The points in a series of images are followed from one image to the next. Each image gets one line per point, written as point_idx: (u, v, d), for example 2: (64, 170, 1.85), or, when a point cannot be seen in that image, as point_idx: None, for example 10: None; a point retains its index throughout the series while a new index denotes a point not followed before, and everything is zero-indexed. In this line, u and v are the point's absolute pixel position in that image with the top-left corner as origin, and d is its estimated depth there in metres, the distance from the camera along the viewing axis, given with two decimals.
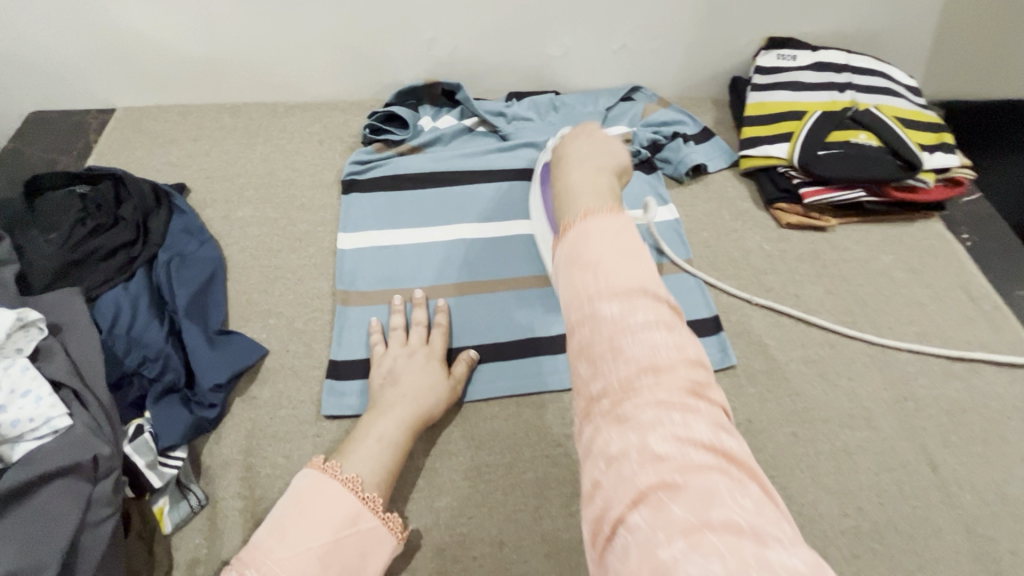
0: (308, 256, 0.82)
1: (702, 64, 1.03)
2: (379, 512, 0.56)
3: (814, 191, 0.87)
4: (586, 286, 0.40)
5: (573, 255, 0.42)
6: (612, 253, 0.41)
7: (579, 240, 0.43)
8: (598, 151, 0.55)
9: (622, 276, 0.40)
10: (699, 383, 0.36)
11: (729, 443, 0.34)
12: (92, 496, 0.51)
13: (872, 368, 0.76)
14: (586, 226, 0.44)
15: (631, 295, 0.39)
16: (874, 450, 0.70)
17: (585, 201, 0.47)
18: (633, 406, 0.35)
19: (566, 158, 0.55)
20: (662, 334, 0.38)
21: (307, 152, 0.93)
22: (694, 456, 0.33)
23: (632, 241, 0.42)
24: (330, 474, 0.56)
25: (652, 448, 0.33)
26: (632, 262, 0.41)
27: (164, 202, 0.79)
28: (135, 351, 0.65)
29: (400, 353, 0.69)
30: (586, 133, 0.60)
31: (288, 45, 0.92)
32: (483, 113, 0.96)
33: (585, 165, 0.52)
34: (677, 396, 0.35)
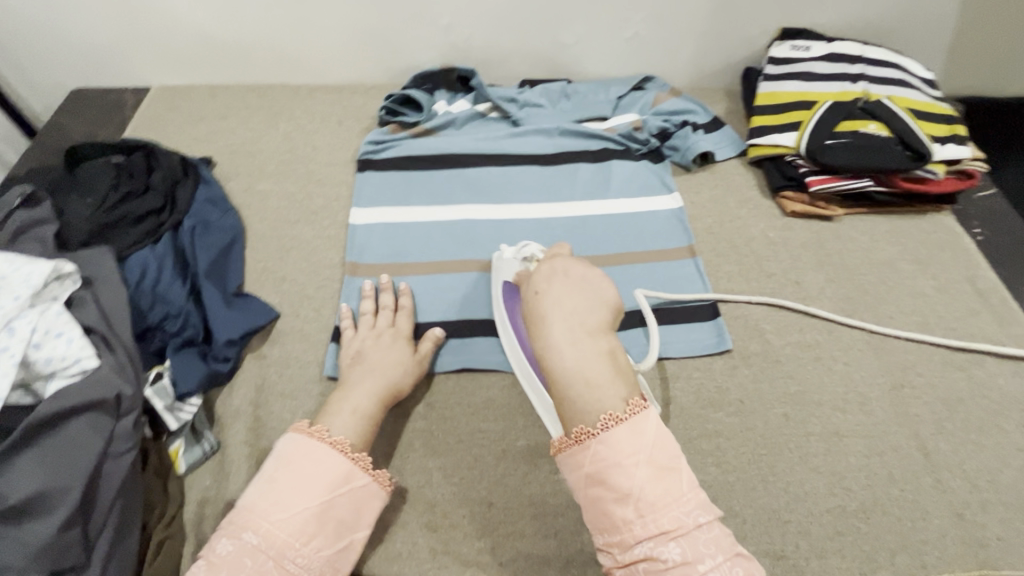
0: (322, 228, 0.86)
1: (715, 55, 1.04)
2: (370, 470, 0.57)
3: (821, 180, 0.88)
4: (631, 522, 0.48)
5: (603, 476, 0.50)
6: (649, 478, 0.49)
7: (610, 467, 0.50)
8: (586, 309, 0.59)
9: (665, 507, 0.48)
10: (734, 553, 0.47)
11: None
12: (114, 431, 0.56)
13: (870, 356, 0.76)
14: (612, 441, 0.50)
15: (679, 528, 0.47)
16: (865, 434, 0.70)
17: (600, 401, 0.53)
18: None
19: (548, 314, 0.59)
20: (706, 545, 0.46)
21: (326, 131, 0.98)
22: None
23: (661, 452, 0.50)
24: (317, 438, 0.56)
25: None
26: (666, 479, 0.49)
27: (191, 173, 0.84)
28: (159, 306, 0.70)
29: (367, 336, 0.70)
30: (558, 274, 0.63)
31: (312, 30, 0.96)
32: (496, 98, 0.99)
33: (580, 338, 0.57)
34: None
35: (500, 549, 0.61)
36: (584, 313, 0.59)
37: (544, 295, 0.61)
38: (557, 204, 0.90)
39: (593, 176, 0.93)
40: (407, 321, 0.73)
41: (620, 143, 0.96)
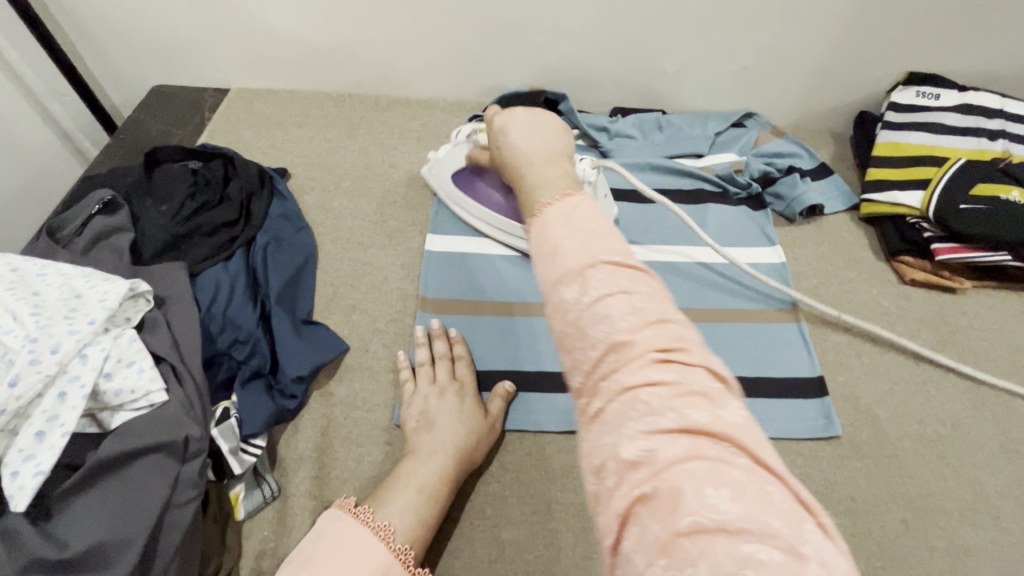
0: (396, 255, 0.81)
1: (828, 95, 0.95)
2: (411, 567, 0.50)
3: (950, 248, 0.78)
4: (547, 277, 0.36)
5: (539, 246, 0.37)
6: (568, 234, 0.36)
7: (541, 229, 0.38)
8: (542, 134, 0.47)
9: (575, 251, 0.35)
10: (670, 332, 0.32)
11: (700, 413, 0.29)
12: (179, 476, 0.52)
13: (1003, 459, 0.67)
14: (546, 216, 0.38)
15: (582, 272, 0.34)
16: (1000, 555, 0.61)
17: (541, 193, 0.41)
18: (606, 398, 0.31)
19: (515, 163, 0.45)
20: (612, 291, 0.33)
21: (405, 149, 0.93)
22: (664, 451, 0.27)
23: (586, 222, 0.37)
24: (362, 520, 0.51)
25: (622, 453, 0.28)
26: (586, 234, 0.36)
27: (267, 185, 0.81)
28: (228, 331, 0.66)
29: (430, 393, 0.65)
30: (505, 116, 0.50)
31: (400, 43, 0.92)
32: (586, 126, 0.92)
33: (535, 159, 0.45)
34: (640, 369, 0.30)
35: None
36: (539, 135, 0.47)
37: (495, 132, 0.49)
38: (647, 248, 0.83)
39: (687, 219, 0.86)
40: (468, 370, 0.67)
41: (718, 184, 0.89)
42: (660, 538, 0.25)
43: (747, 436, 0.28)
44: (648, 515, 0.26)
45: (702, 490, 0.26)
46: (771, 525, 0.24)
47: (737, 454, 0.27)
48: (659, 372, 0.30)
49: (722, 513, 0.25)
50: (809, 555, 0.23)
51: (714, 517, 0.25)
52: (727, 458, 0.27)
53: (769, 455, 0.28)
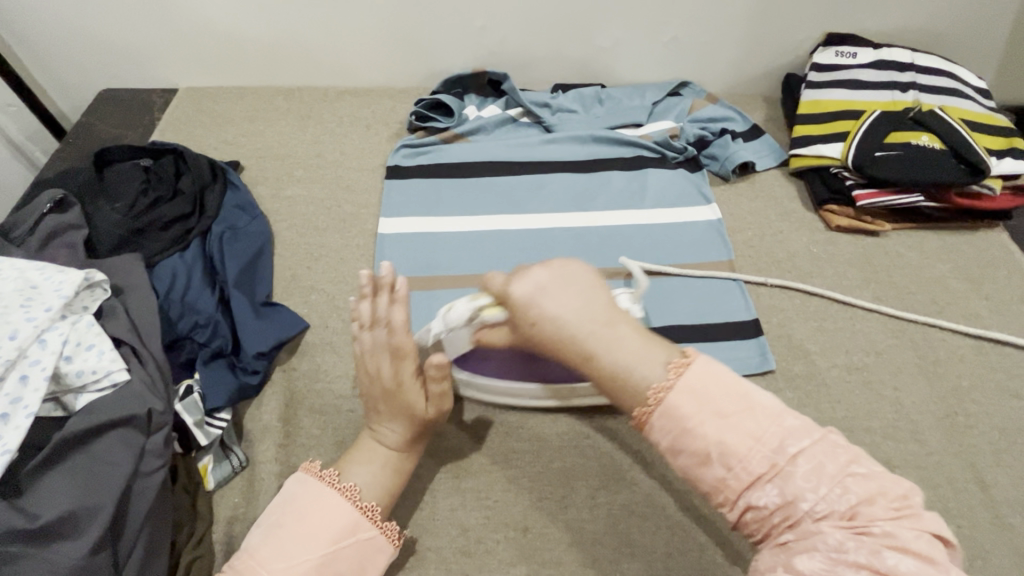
0: (351, 237, 0.84)
1: (755, 60, 1.01)
2: (378, 521, 0.54)
3: (868, 194, 0.84)
4: (723, 478, 0.44)
5: (678, 440, 0.45)
6: (723, 425, 0.44)
7: (682, 428, 0.45)
8: (580, 296, 0.51)
9: (755, 451, 0.43)
10: (890, 504, 0.42)
11: (895, 561, 0.39)
12: (145, 447, 0.54)
13: (922, 380, 0.73)
14: (673, 410, 0.46)
15: (774, 469, 0.43)
16: (918, 465, 0.67)
17: (641, 372, 0.48)
18: (796, 534, 0.42)
19: (565, 337, 0.50)
20: (824, 484, 0.42)
21: (356, 136, 0.96)
22: (844, 575, 0.39)
23: (738, 398, 0.45)
24: (328, 484, 0.54)
25: (798, 567, 0.41)
26: (749, 420, 0.44)
27: (219, 177, 0.83)
28: (188, 316, 0.69)
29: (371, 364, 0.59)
30: (535, 290, 0.52)
31: (343, 33, 0.95)
32: (528, 103, 0.96)
33: (594, 331, 0.50)
34: (841, 527, 0.41)
35: None
36: (583, 304, 0.51)
37: (513, 301, 0.54)
38: (592, 214, 0.87)
39: (629, 184, 0.90)
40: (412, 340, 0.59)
41: (656, 150, 0.93)
42: None
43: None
44: None
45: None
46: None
47: None
48: (864, 528, 0.41)
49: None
50: None
51: None
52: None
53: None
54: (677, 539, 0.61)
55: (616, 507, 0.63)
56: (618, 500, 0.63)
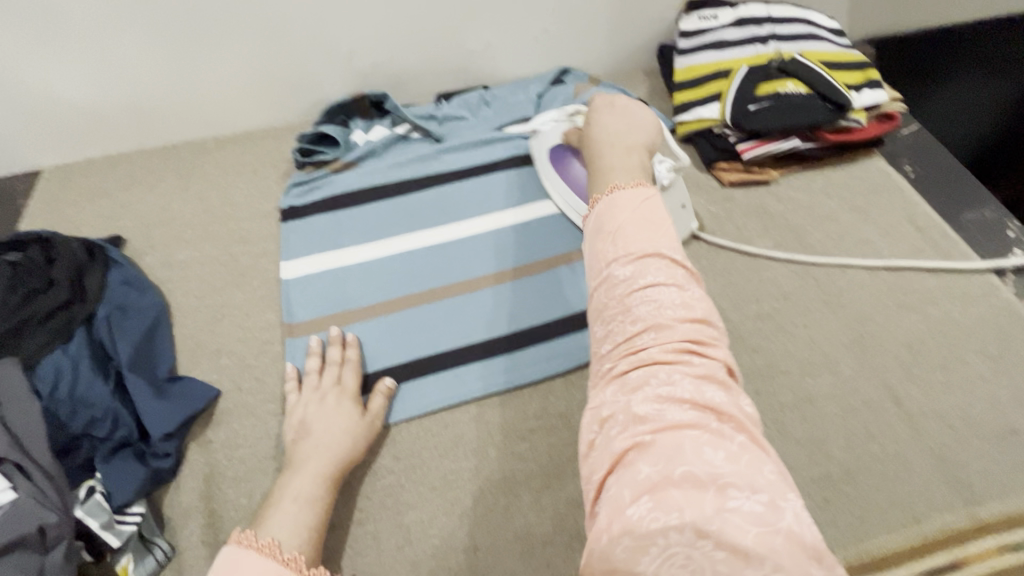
0: (253, 289, 0.81)
1: (627, 37, 1.03)
2: (305, 571, 0.50)
3: (751, 146, 0.88)
4: (606, 256, 0.46)
5: (598, 227, 0.48)
6: (632, 222, 0.47)
7: (605, 216, 0.48)
8: (627, 123, 0.60)
9: (637, 242, 0.45)
10: (705, 335, 0.42)
11: (714, 395, 0.38)
12: (45, 566, 0.51)
13: (829, 313, 0.76)
14: (614, 200, 0.49)
15: (650, 316, 0.41)
16: (837, 394, 0.70)
17: (616, 176, 0.53)
18: (630, 364, 0.41)
19: (596, 138, 0.59)
20: (670, 312, 0.42)
21: (242, 184, 0.92)
22: (672, 416, 0.37)
23: (659, 225, 0.47)
24: (246, 545, 0.50)
25: (634, 412, 0.38)
26: (651, 230, 0.46)
27: (98, 256, 0.76)
28: (81, 412, 0.64)
29: (311, 399, 0.67)
30: (606, 106, 0.63)
31: (206, 81, 0.90)
32: (414, 118, 0.94)
33: (612, 143, 0.58)
34: (671, 352, 0.40)
35: None
36: (626, 126, 0.60)
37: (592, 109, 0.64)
38: (497, 215, 0.86)
39: (527, 180, 0.89)
40: (357, 374, 0.69)
41: None
42: (648, 482, 0.34)
43: (742, 418, 0.38)
44: (643, 459, 0.36)
45: (700, 449, 0.35)
46: (752, 481, 0.34)
47: (734, 432, 0.37)
48: (686, 357, 0.40)
49: (714, 466, 0.34)
50: (763, 504, 0.33)
51: (703, 471, 0.34)
52: (729, 437, 0.36)
53: (754, 428, 0.38)
54: None
55: (562, 505, 0.63)
56: (562, 496, 0.63)
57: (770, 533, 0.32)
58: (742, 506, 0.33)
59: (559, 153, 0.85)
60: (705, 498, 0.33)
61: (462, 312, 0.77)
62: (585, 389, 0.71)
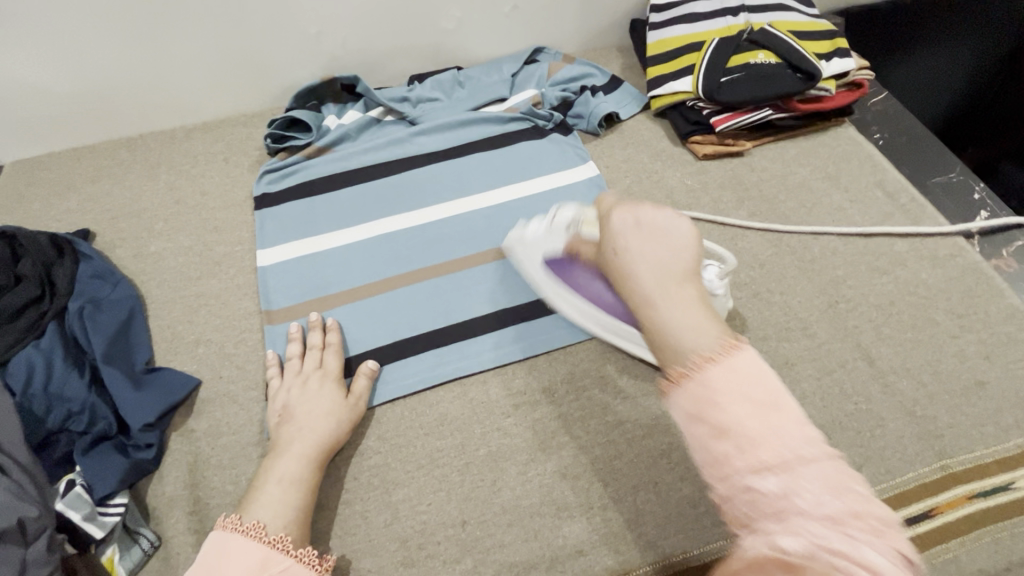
0: (230, 278, 0.80)
1: (599, 14, 1.02)
2: (291, 550, 0.52)
3: (724, 118, 0.88)
4: (730, 457, 0.38)
5: (702, 414, 0.39)
6: (750, 411, 0.38)
7: (707, 399, 0.39)
8: (669, 250, 0.47)
9: (766, 437, 0.37)
10: (865, 512, 0.35)
11: (873, 555, 0.33)
12: (27, 560, 0.50)
13: (804, 279, 0.78)
14: (708, 380, 0.40)
15: (784, 465, 0.36)
16: (813, 357, 0.71)
17: (688, 338, 0.42)
18: (782, 528, 0.35)
19: (626, 270, 0.47)
20: (822, 492, 0.35)
21: (214, 173, 0.91)
22: (838, 573, 0.33)
23: (769, 393, 0.39)
24: (232, 528, 0.52)
25: (779, 545, 0.35)
26: (772, 416, 0.38)
27: (66, 250, 0.74)
28: (57, 407, 0.63)
29: (294, 384, 0.66)
30: (627, 222, 0.49)
31: (170, 68, 0.88)
32: (387, 101, 0.93)
33: (664, 290, 0.45)
34: (832, 531, 0.34)
35: (483, 566, 0.59)
36: (664, 261, 0.46)
37: (607, 220, 0.52)
38: (474, 196, 0.85)
39: (504, 160, 0.89)
40: (339, 358, 0.69)
41: (523, 121, 0.93)
42: None
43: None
44: None
45: None
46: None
47: None
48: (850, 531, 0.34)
49: None
50: None
51: None
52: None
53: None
54: (610, 490, 0.63)
55: (548, 476, 0.64)
56: (547, 468, 0.64)
57: None
58: None
59: (561, 264, 0.70)
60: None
61: (443, 293, 0.77)
62: (567, 364, 0.72)
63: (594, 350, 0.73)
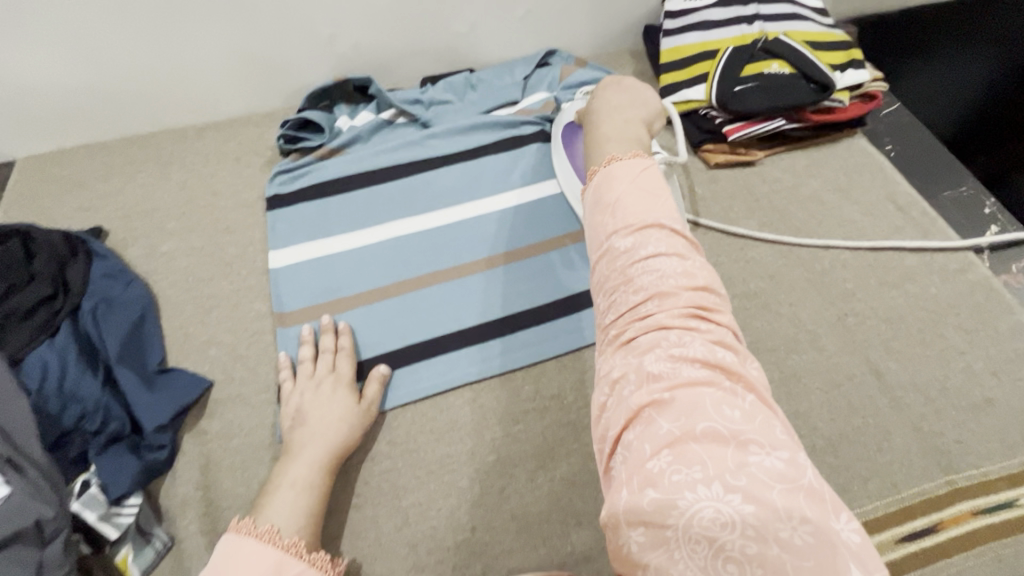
0: (242, 279, 0.80)
1: (613, 19, 1.02)
2: (305, 555, 0.52)
3: (738, 127, 0.88)
4: (605, 225, 0.45)
5: (598, 198, 0.46)
6: (630, 191, 0.45)
7: (603, 184, 0.47)
8: (631, 96, 0.60)
9: (637, 214, 0.44)
10: (712, 302, 0.41)
11: (725, 356, 0.38)
12: (43, 560, 0.51)
13: (814, 291, 0.78)
14: (610, 171, 0.47)
15: (643, 232, 0.43)
16: (821, 369, 0.72)
17: (607, 147, 0.51)
18: (639, 330, 0.40)
19: (599, 108, 0.59)
20: (677, 278, 0.41)
21: (226, 172, 0.91)
22: (686, 373, 0.37)
23: (655, 187, 0.46)
24: (247, 534, 0.51)
25: (647, 369, 0.38)
26: (652, 199, 0.45)
27: (79, 249, 0.74)
28: (72, 407, 0.63)
29: (306, 387, 0.67)
30: (613, 83, 0.63)
31: (184, 68, 0.88)
32: (399, 102, 0.92)
33: (609, 116, 0.57)
34: (679, 318, 0.39)
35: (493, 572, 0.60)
36: (630, 100, 0.60)
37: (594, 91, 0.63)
38: (485, 199, 0.86)
39: (516, 163, 0.89)
40: (351, 360, 0.69)
41: (536, 125, 0.93)
42: (670, 435, 0.35)
43: (752, 379, 0.38)
44: (661, 415, 0.36)
45: (720, 407, 0.35)
46: (766, 435, 0.35)
47: (745, 392, 0.37)
48: (697, 325, 0.39)
49: (732, 421, 0.35)
50: (785, 459, 0.34)
51: (724, 427, 0.34)
52: (741, 396, 0.36)
53: (760, 394, 0.38)
54: None
55: (557, 483, 0.64)
56: (557, 474, 0.65)
57: (794, 489, 0.32)
58: (764, 462, 0.33)
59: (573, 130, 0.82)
60: (727, 454, 0.33)
61: (453, 297, 0.77)
62: (577, 371, 0.72)
63: None
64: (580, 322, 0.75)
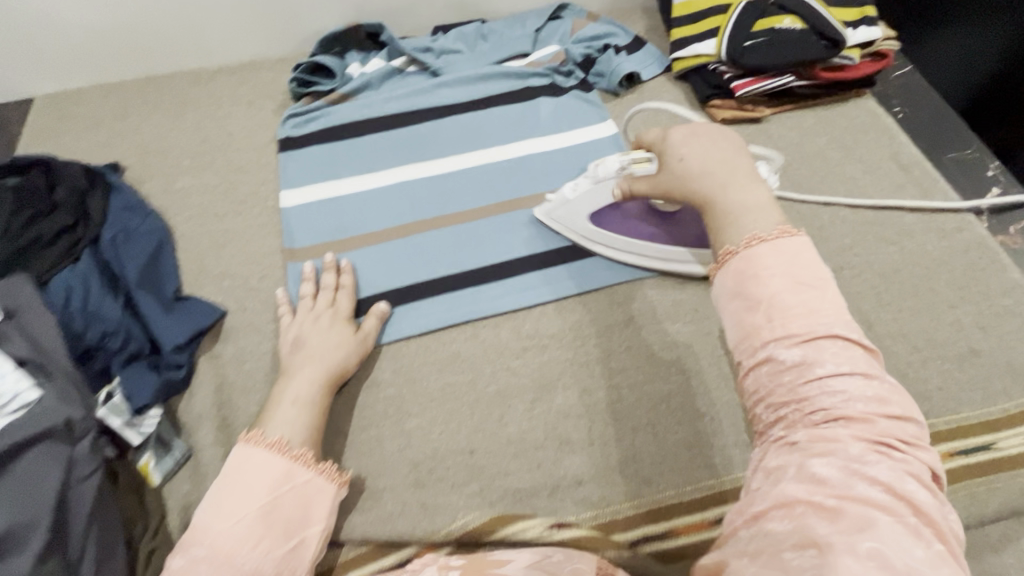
0: (255, 217, 0.83)
1: None
2: (312, 465, 0.57)
3: (746, 83, 0.88)
4: (760, 326, 0.40)
5: (739, 287, 0.43)
6: (788, 287, 0.41)
7: (753, 270, 0.43)
8: (716, 147, 0.53)
9: (798, 316, 0.40)
10: (904, 429, 0.36)
11: (917, 490, 0.33)
12: (73, 456, 0.54)
13: (811, 245, 0.80)
14: (754, 256, 0.43)
15: (810, 336, 0.39)
16: None
17: (747, 226, 0.46)
18: (808, 435, 0.36)
19: (691, 167, 0.53)
20: (858, 397, 0.37)
21: (239, 115, 0.92)
22: (861, 489, 0.33)
23: (817, 280, 0.42)
24: (256, 443, 0.56)
25: (812, 471, 0.35)
26: (811, 296, 0.40)
27: (98, 181, 0.77)
28: (94, 325, 0.66)
29: (305, 320, 0.69)
30: (690, 132, 0.55)
31: (199, 8, 0.89)
32: (410, 50, 0.93)
33: (721, 183, 0.50)
34: (861, 435, 0.35)
35: (489, 491, 0.63)
36: (721, 156, 0.52)
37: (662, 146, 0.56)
38: (493, 148, 0.87)
39: (523, 114, 0.90)
40: (350, 299, 0.72)
41: (545, 77, 0.93)
42: (823, 537, 0.32)
43: (945, 529, 0.33)
44: (820, 517, 0.33)
45: (901, 542, 0.31)
46: None
47: (932, 537, 0.32)
48: (884, 447, 0.35)
49: (911, 559, 0.30)
50: None
51: (898, 559, 0.30)
52: (928, 541, 0.31)
53: (951, 545, 0.32)
54: (610, 430, 0.67)
55: (553, 413, 0.68)
56: (553, 406, 0.68)
57: None
58: None
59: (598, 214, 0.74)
60: None
61: (457, 240, 0.79)
62: (576, 313, 0.75)
63: (603, 301, 0.75)
64: (580, 267, 0.77)
